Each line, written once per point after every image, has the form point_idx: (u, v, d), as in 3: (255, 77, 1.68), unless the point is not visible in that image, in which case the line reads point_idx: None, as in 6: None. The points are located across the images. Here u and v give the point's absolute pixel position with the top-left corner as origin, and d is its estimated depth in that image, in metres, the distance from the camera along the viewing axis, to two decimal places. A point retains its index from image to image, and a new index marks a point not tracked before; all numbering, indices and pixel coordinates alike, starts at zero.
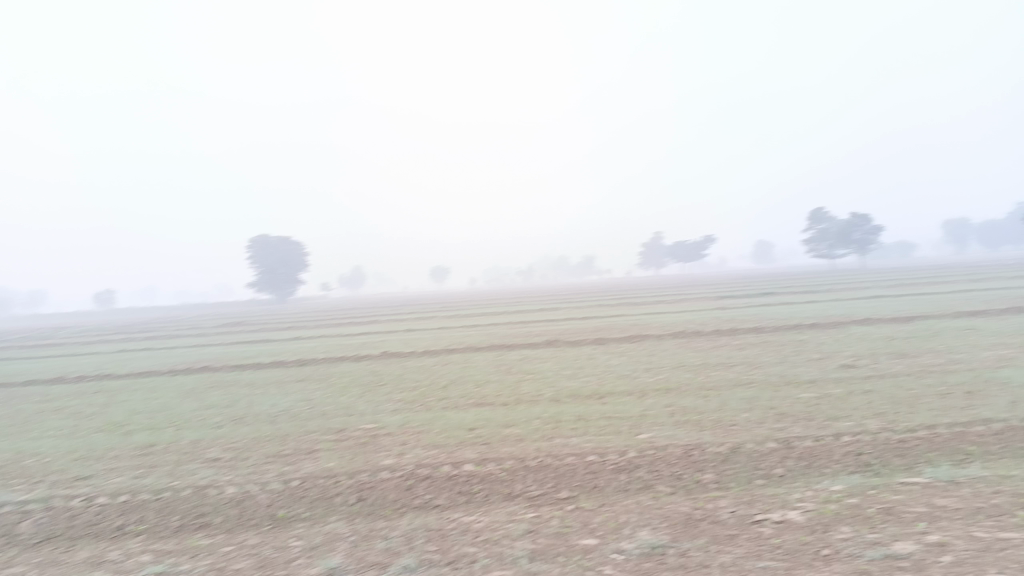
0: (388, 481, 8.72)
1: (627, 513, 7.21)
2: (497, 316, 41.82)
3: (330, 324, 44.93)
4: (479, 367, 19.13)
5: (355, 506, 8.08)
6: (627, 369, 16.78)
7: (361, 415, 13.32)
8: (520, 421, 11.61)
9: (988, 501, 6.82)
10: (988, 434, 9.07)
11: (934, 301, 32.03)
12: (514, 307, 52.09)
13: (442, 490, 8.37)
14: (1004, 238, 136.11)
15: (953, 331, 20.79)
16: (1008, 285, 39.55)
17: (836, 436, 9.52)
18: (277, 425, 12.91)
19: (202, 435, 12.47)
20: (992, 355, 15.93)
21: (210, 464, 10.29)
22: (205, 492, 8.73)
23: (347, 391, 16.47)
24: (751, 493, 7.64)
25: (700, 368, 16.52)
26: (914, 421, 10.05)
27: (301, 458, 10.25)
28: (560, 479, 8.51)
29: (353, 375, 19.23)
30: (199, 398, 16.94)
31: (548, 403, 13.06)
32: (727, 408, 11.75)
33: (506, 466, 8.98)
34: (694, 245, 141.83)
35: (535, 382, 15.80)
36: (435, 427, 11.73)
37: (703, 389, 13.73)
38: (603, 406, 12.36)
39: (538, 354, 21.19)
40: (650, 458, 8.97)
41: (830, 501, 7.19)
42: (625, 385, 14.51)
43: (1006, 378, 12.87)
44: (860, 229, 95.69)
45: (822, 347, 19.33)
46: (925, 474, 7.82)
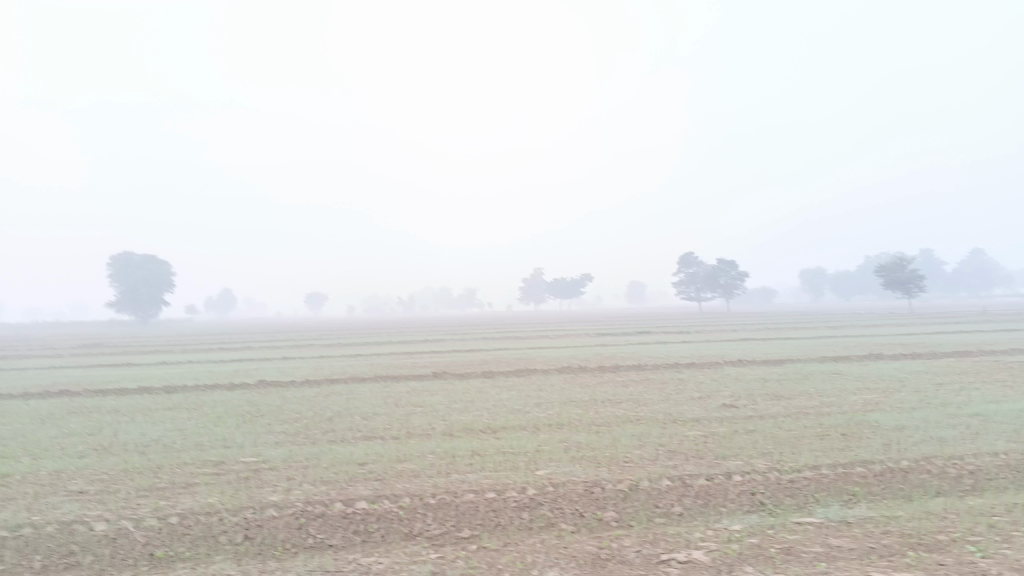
0: (278, 518, 8.21)
1: (533, 553, 7.06)
2: (378, 347, 40.99)
3: (200, 349, 42.80)
4: (365, 399, 18.59)
5: (242, 545, 7.55)
6: (517, 403, 16.72)
7: (241, 448, 12.60)
8: (413, 456, 11.29)
9: (879, 542, 7.09)
10: (870, 475, 9.50)
11: (799, 346, 33.75)
12: (395, 337, 51.34)
13: (337, 529, 7.96)
14: (855, 289, 145.90)
15: (821, 374, 21.91)
16: (862, 332, 42.29)
17: (728, 475, 9.71)
18: (148, 456, 12.02)
19: (63, 465, 11.45)
20: (859, 398, 16.83)
21: (74, 497, 9.43)
22: (71, 529, 7.95)
23: (224, 422, 15.60)
24: (654, 532, 7.64)
25: (589, 404, 16.66)
26: (799, 461, 10.41)
27: (178, 492, 9.55)
28: (461, 517, 8.27)
29: (231, 405, 18.26)
30: (58, 425, 15.63)
31: (441, 437, 12.78)
32: (620, 445, 11.83)
33: (404, 503, 8.66)
34: (572, 282, 144.61)
35: (425, 415, 15.46)
36: (323, 461, 11.23)
37: (595, 425, 13.79)
38: (497, 441, 12.21)
39: (425, 386, 20.84)
40: (552, 496, 8.86)
41: (731, 541, 7.28)
42: (517, 420, 14.39)
43: (876, 421, 13.61)
44: (727, 274, 100.28)
45: (702, 386, 19.92)
46: (817, 514, 8.07)
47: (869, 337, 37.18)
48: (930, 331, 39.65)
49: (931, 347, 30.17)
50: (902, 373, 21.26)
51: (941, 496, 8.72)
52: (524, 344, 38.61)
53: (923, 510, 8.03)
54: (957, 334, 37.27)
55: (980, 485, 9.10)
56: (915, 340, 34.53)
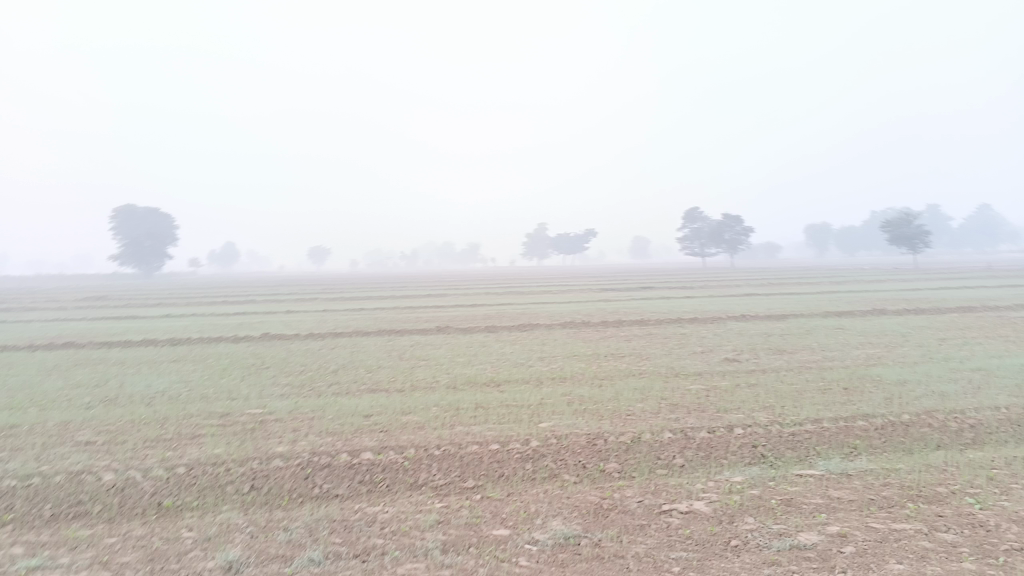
0: (284, 469, 8.29)
1: (536, 503, 7.14)
2: (382, 301, 41.10)
3: (204, 303, 42.95)
4: (369, 352, 18.68)
5: (249, 495, 7.64)
6: (521, 357, 16.79)
7: (246, 400, 12.70)
8: (417, 408, 11.37)
9: (879, 493, 7.16)
10: (872, 429, 9.55)
11: (801, 301, 33.75)
12: (398, 291, 51.43)
13: (342, 479, 8.04)
14: (859, 245, 145.42)
15: (823, 329, 21.94)
16: (866, 287, 42.27)
17: (730, 428, 9.77)
18: (155, 408, 12.14)
19: (71, 416, 11.57)
20: (861, 353, 16.87)
21: (82, 447, 9.54)
22: (80, 479, 8.05)
23: (229, 374, 15.71)
24: (656, 483, 7.72)
25: (592, 358, 16.71)
26: (800, 414, 10.48)
27: (185, 443, 9.65)
28: (465, 467, 8.35)
29: (235, 357, 18.38)
30: (64, 377, 15.73)
31: (445, 390, 12.87)
32: (622, 398, 11.89)
33: (409, 455, 8.74)
34: (576, 237, 144.35)
35: (428, 368, 15.54)
36: (328, 412, 11.32)
37: (598, 379, 13.85)
38: (501, 394, 12.29)
39: (428, 340, 20.93)
40: (555, 447, 8.93)
41: (732, 492, 7.35)
42: (521, 374, 14.47)
43: (879, 375, 13.65)
44: (731, 229, 99.95)
45: (705, 341, 19.97)
46: (818, 466, 8.14)
47: (871, 293, 37.17)
48: (933, 287, 39.60)
49: (934, 302, 30.16)
50: (905, 329, 21.28)
51: (942, 449, 8.78)
52: (528, 299, 38.69)
53: (923, 462, 8.09)
54: (961, 290, 37.22)
55: (980, 439, 9.16)
56: (918, 295, 34.53)
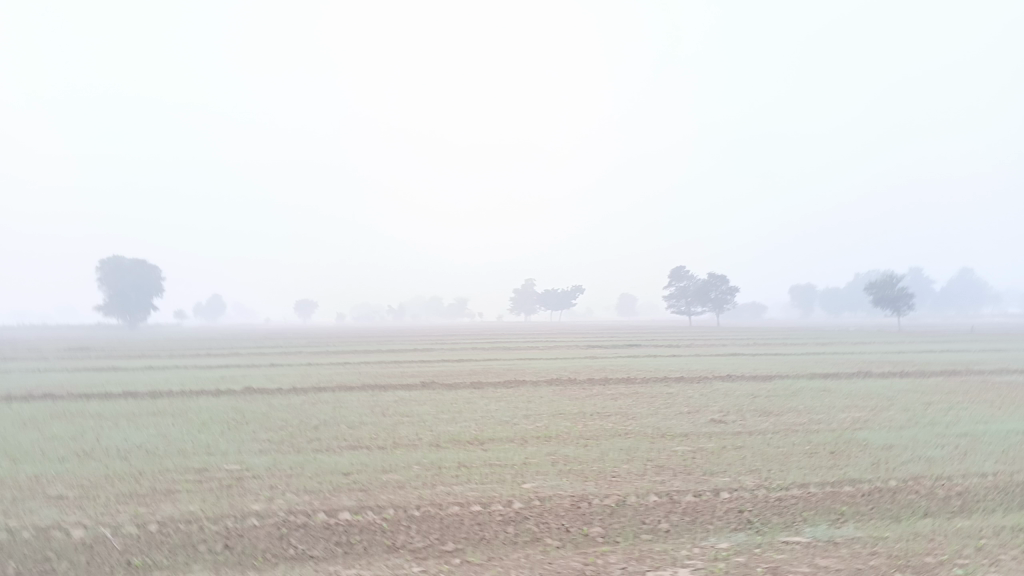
0: (259, 528, 8.07)
1: (517, 568, 6.95)
2: (367, 355, 40.82)
3: (188, 354, 42.51)
4: (352, 407, 18.45)
5: (222, 555, 7.42)
6: (506, 415, 16.61)
7: (225, 455, 12.46)
8: (399, 467, 11.17)
9: (866, 562, 7.03)
10: (859, 495, 9.44)
11: (787, 362, 33.75)
12: (384, 346, 51.14)
13: (319, 540, 7.83)
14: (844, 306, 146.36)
15: (810, 391, 21.90)
16: (852, 349, 42.39)
17: (716, 492, 9.63)
18: (130, 462, 11.88)
19: (43, 469, 11.30)
20: (847, 416, 16.79)
21: (53, 502, 9.29)
22: (48, 535, 7.81)
23: (208, 428, 15.45)
24: (640, 548, 7.55)
25: (577, 417, 16.56)
26: (787, 479, 10.36)
27: (159, 499, 9.41)
28: (446, 530, 8.16)
29: (216, 411, 18.10)
30: (39, 428, 15.43)
31: (428, 448, 12.68)
32: (607, 459, 11.74)
33: (388, 515, 8.54)
34: (563, 294, 144.73)
35: (412, 425, 15.34)
36: (308, 470, 11.10)
37: (583, 438, 13.71)
38: (484, 453, 12.11)
39: (413, 396, 20.70)
40: (538, 510, 8.76)
41: (718, 559, 7.19)
42: (505, 432, 14.29)
43: (865, 439, 13.57)
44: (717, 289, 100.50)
45: (691, 401, 19.85)
46: (805, 533, 8.01)
47: (856, 355, 37.24)
48: (917, 350, 39.75)
49: (919, 365, 30.23)
50: (890, 392, 21.26)
51: (929, 517, 8.67)
52: (514, 355, 38.54)
53: (911, 531, 7.97)
54: (946, 353, 37.30)
55: (968, 507, 9.05)
56: (903, 358, 34.64)
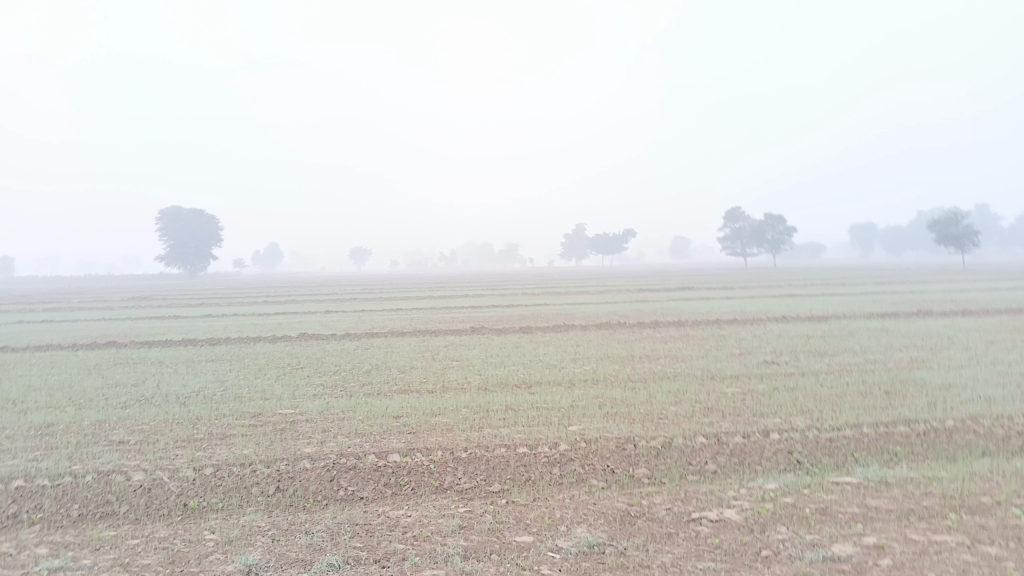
0: (310, 471, 8.25)
1: (562, 509, 6.98)
2: (419, 301, 41.26)
3: (244, 302, 43.53)
4: (403, 353, 18.70)
5: (274, 497, 7.61)
6: (554, 358, 16.66)
7: (278, 400, 12.75)
8: (447, 410, 11.30)
9: (920, 503, 6.88)
10: (913, 435, 9.23)
11: (843, 302, 33.09)
12: (436, 292, 51.63)
13: (368, 482, 7.98)
14: (906, 244, 142.37)
15: (866, 331, 21.46)
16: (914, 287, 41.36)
17: (765, 433, 9.51)
18: (188, 407, 12.24)
19: (106, 415, 11.70)
20: (905, 356, 16.42)
21: (115, 447, 9.63)
22: (109, 479, 8.10)
23: (262, 374, 15.82)
24: (686, 489, 7.51)
25: (626, 360, 16.52)
26: (839, 419, 10.18)
27: (215, 444, 9.68)
28: (492, 471, 8.23)
29: (271, 357, 18.50)
30: (104, 375, 16.00)
31: (476, 392, 12.79)
32: (655, 401, 11.69)
33: (435, 457, 8.64)
34: (616, 237, 143.71)
35: (461, 370, 15.48)
36: (358, 414, 11.29)
37: (631, 381, 13.67)
38: (532, 396, 12.17)
39: (463, 341, 20.86)
40: (583, 451, 8.76)
41: (765, 499, 7.12)
42: (553, 375, 14.34)
43: (923, 379, 13.27)
44: (773, 229, 98.63)
45: (743, 342, 19.64)
46: (856, 473, 7.87)
47: (916, 294, 36.33)
48: (981, 288, 38.61)
49: (983, 303, 29.34)
50: (951, 331, 20.72)
51: (988, 457, 8.44)
52: (566, 300, 38.57)
53: (967, 471, 7.77)
54: (1012, 290, 36.11)
55: None
56: (966, 296, 33.69)
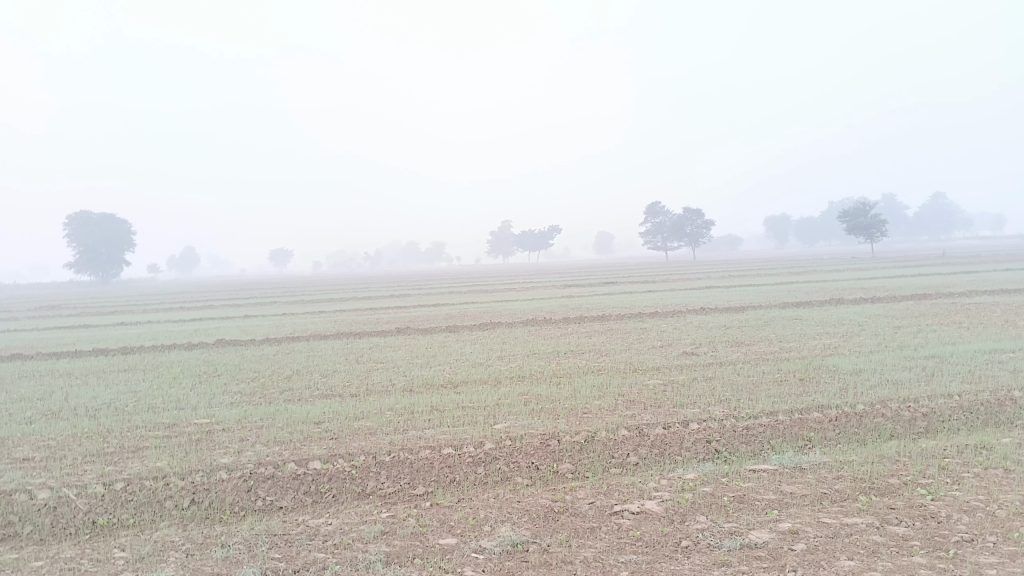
0: (227, 482, 8.01)
1: (486, 508, 6.95)
2: (342, 303, 40.63)
3: (160, 309, 42.12)
4: (326, 356, 18.38)
5: (189, 510, 7.37)
6: (480, 356, 16.62)
7: (195, 409, 12.35)
8: (371, 413, 11.14)
9: (832, 487, 7.10)
10: (826, 420, 9.53)
11: (760, 293, 33.99)
12: (360, 293, 50.98)
13: (288, 491, 7.79)
14: (819, 234, 147.42)
15: (781, 320, 22.09)
16: (826, 276, 42.83)
17: (686, 424, 9.67)
18: (98, 420, 11.74)
19: (8, 431, 11.13)
20: (818, 343, 16.96)
21: (18, 465, 9.17)
22: (10, 499, 7.69)
23: (179, 382, 15.31)
24: (608, 483, 7.57)
25: (551, 355, 16.60)
26: (756, 407, 10.45)
27: (126, 457, 9.31)
28: (415, 474, 8.13)
29: (188, 365, 17.94)
30: (7, 390, 15.24)
31: (400, 393, 12.67)
32: (580, 396, 11.77)
33: (357, 462, 8.50)
34: (540, 233, 144.54)
35: (385, 371, 15.30)
36: (279, 420, 11.04)
37: (555, 377, 13.74)
38: (457, 395, 12.11)
39: (388, 342, 20.63)
40: (507, 449, 8.75)
41: (685, 489, 7.24)
42: (478, 374, 14.31)
43: (835, 365, 13.73)
44: (693, 223, 100.80)
45: (665, 335, 19.98)
46: (772, 461, 8.07)
47: (828, 283, 37.59)
48: (888, 276, 40.15)
49: (890, 290, 30.52)
50: (861, 317, 21.49)
51: (895, 439, 8.77)
52: (490, 298, 38.55)
53: (876, 454, 8.05)
54: (918, 277, 37.72)
55: (933, 428, 9.15)
56: (874, 284, 35.01)
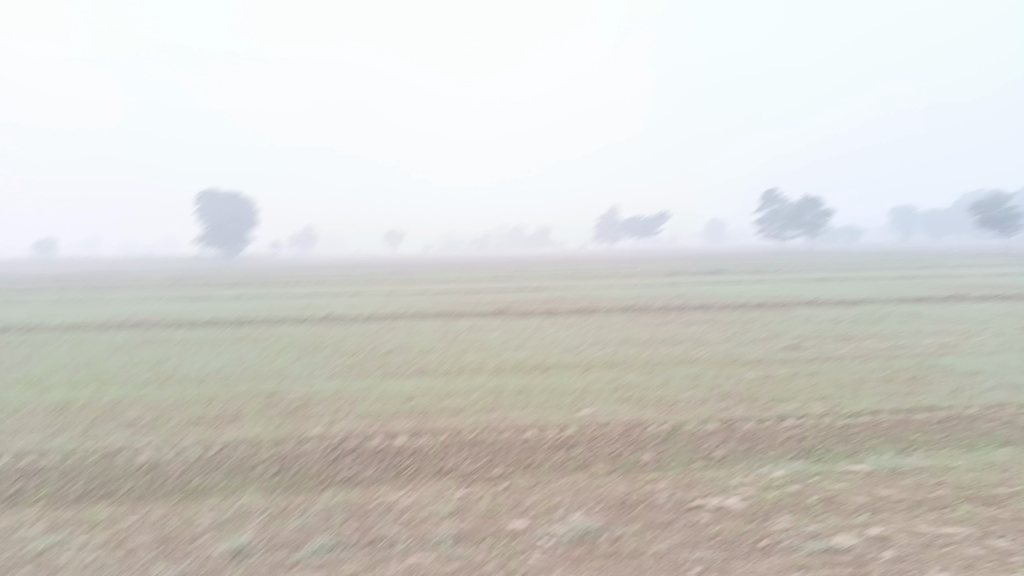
0: (314, 452, 8.23)
1: (561, 494, 6.87)
2: (446, 284, 41.20)
3: (276, 284, 43.94)
4: (424, 334, 18.70)
5: (275, 477, 7.61)
6: (575, 341, 16.53)
7: (294, 380, 12.79)
8: (460, 392, 11.25)
9: (931, 493, 6.66)
10: (932, 422, 8.97)
11: (877, 287, 32.37)
12: (466, 275, 51.64)
13: (370, 464, 7.95)
14: (947, 228, 139.28)
15: (896, 316, 20.96)
16: (952, 272, 40.40)
17: (779, 419, 9.30)
18: (205, 387, 12.33)
19: (124, 394, 11.84)
20: (934, 341, 16.03)
21: (128, 425, 9.72)
22: (115, 457, 8.16)
23: (283, 354, 15.92)
24: (690, 475, 7.36)
25: (648, 343, 16.34)
26: (857, 405, 9.95)
27: (225, 423, 9.72)
28: (496, 454, 8.14)
29: (293, 338, 18.60)
30: (128, 355, 16.21)
31: (491, 374, 12.74)
32: (671, 385, 11.53)
33: (440, 440, 8.58)
34: (649, 220, 142.45)
35: (479, 352, 15.43)
36: (371, 395, 11.29)
37: (649, 365, 13.50)
38: (547, 378, 12.07)
39: (486, 323, 20.80)
40: (590, 436, 8.63)
41: (770, 487, 6.95)
42: (571, 358, 14.22)
43: (950, 365, 12.91)
44: (810, 212, 97.00)
45: (768, 326, 19.33)
46: (868, 462, 7.65)
47: (951, 278, 35.39)
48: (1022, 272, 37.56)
49: (1021, 288, 28.46)
50: (984, 316, 20.13)
51: (1009, 446, 8.15)
52: (592, 283, 38.27)
53: (984, 461, 7.51)
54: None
55: None
56: (1004, 280, 32.73)
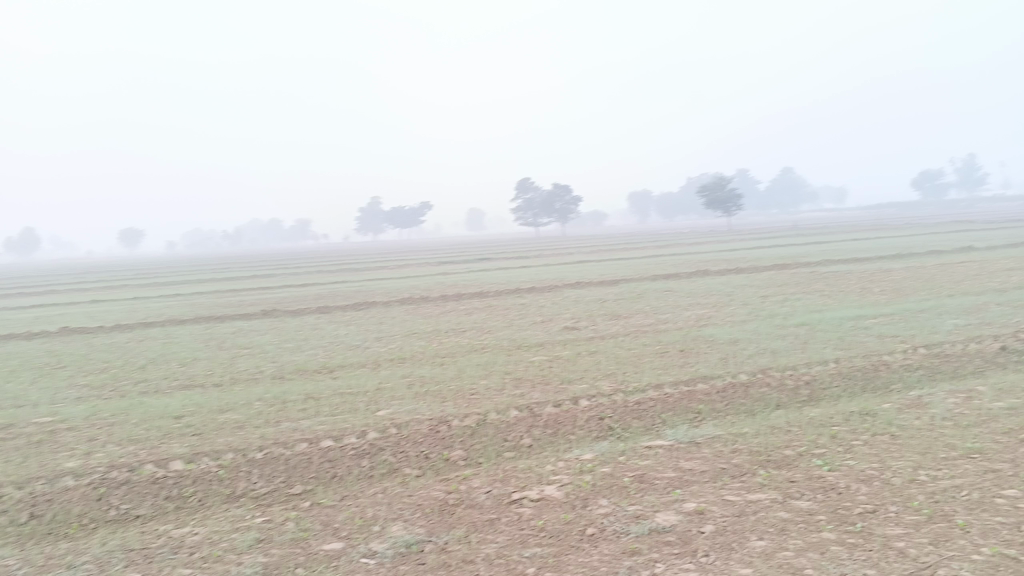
0: (73, 490, 7.03)
1: (374, 506, 6.37)
2: (200, 285, 38.19)
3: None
4: (185, 342, 17.04)
5: (27, 526, 6.40)
6: (355, 338, 15.86)
7: (35, 406, 11.02)
8: (238, 405, 10.25)
9: (730, 461, 6.96)
10: (714, 392, 9.48)
11: (631, 266, 34.49)
12: (221, 274, 48.37)
13: (146, 497, 6.93)
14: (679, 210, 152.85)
15: (654, 293, 22.30)
16: (692, 249, 44.06)
17: (576, 401, 9.38)
18: None
19: None
20: (693, 314, 17.20)
21: None
22: None
23: (15, 377, 13.71)
24: (504, 469, 7.15)
25: (431, 335, 16.03)
26: (643, 381, 10.31)
27: None
28: (292, 471, 7.43)
29: (25, 357, 16.15)
30: None
31: (271, 381, 11.80)
32: (465, 376, 11.30)
33: (226, 461, 7.69)
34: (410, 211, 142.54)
35: (252, 358, 14.27)
36: (133, 417, 9.96)
37: (437, 357, 13.19)
38: (335, 381, 11.37)
39: (254, 326, 19.38)
40: (394, 438, 8.15)
41: (584, 471, 6.92)
42: (356, 357, 13.56)
43: (713, 335, 13.88)
44: (561, 199, 101.76)
45: (544, 309, 19.78)
46: (667, 437, 7.88)
47: (693, 255, 38.56)
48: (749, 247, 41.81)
49: (752, 261, 31.52)
50: (729, 288, 21.97)
51: (782, 409, 8.79)
52: (361, 276, 37.31)
53: (768, 425, 8.01)
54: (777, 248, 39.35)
55: (816, 395, 9.26)
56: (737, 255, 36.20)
